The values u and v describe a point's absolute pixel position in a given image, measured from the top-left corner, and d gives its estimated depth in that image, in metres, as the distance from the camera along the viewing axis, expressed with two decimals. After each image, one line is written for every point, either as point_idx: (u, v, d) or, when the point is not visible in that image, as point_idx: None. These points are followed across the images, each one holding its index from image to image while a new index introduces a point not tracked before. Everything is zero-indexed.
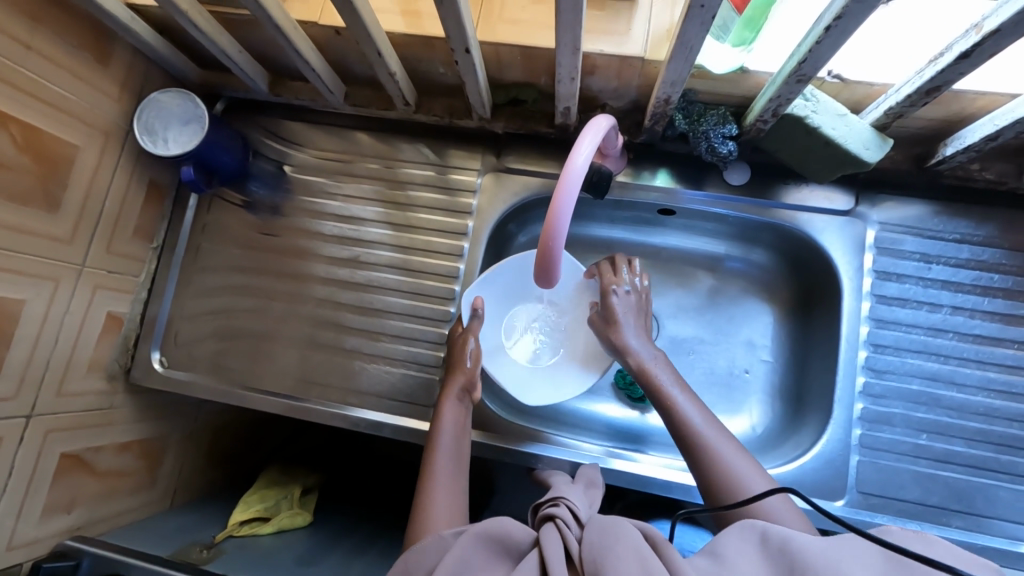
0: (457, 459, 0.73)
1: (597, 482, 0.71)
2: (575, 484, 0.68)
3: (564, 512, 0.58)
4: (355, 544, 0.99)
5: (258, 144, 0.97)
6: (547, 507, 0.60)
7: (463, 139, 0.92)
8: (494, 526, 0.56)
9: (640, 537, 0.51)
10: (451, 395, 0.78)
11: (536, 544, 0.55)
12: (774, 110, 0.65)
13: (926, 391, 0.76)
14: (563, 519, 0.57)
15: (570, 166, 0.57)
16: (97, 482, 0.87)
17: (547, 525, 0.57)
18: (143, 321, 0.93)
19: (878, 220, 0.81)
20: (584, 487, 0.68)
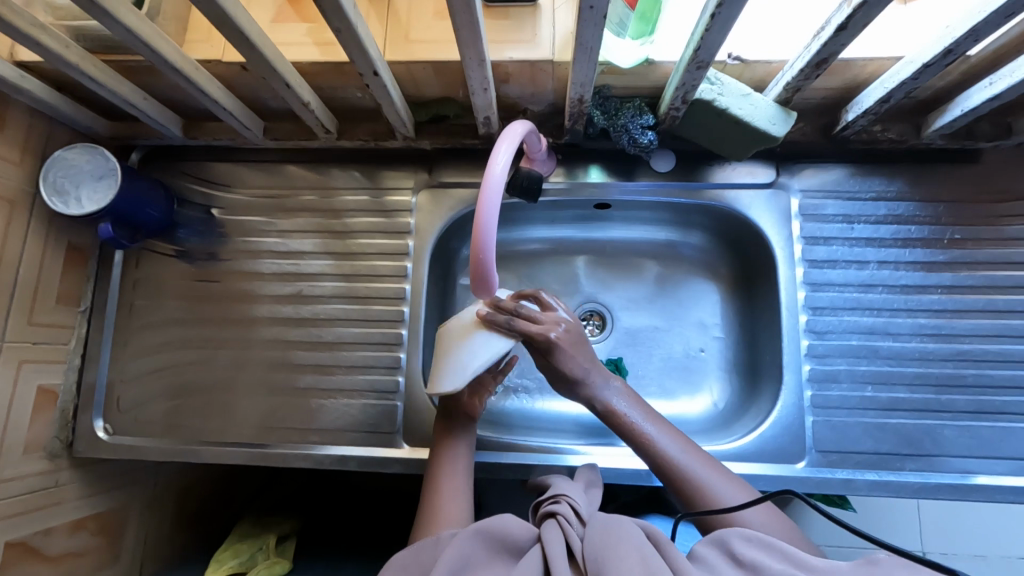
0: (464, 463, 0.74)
1: (597, 482, 0.72)
2: (575, 483, 0.69)
3: (565, 509, 0.61)
4: None
5: (181, 190, 0.93)
6: (549, 504, 0.63)
7: (392, 160, 0.92)
8: (493, 523, 0.60)
9: (641, 534, 0.56)
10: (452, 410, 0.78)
11: (540, 541, 0.58)
12: (683, 98, 0.67)
13: (866, 345, 0.80)
14: (564, 516, 0.60)
15: (490, 173, 0.58)
16: (50, 568, 0.82)
17: (548, 522, 0.60)
18: (80, 390, 0.88)
19: (799, 189, 0.85)
20: (584, 487, 0.69)
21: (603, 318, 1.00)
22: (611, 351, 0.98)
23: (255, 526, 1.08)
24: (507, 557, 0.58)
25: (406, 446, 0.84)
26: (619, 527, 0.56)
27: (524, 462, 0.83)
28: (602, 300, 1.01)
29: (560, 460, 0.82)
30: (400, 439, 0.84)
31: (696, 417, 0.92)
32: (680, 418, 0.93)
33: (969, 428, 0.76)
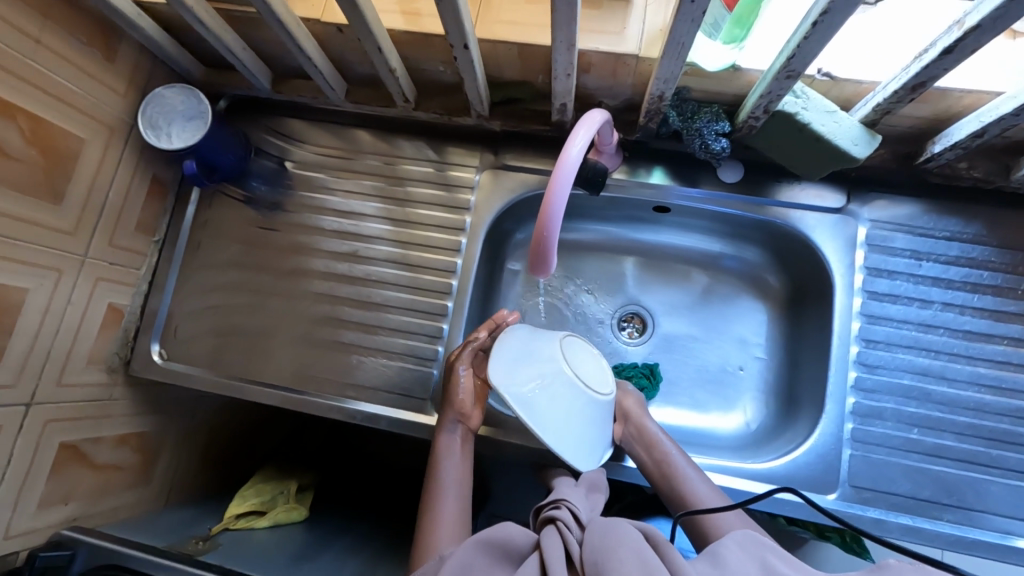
0: (464, 476, 0.77)
1: (601, 486, 0.72)
2: (576, 487, 0.71)
3: (566, 514, 0.64)
4: (349, 544, 0.99)
5: (259, 140, 0.98)
6: (550, 509, 0.66)
7: (461, 138, 0.94)
8: (495, 531, 0.63)
9: (640, 536, 0.58)
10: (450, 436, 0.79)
11: (539, 546, 0.61)
12: (765, 108, 0.67)
13: (917, 386, 0.77)
14: (564, 522, 0.63)
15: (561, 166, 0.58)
16: (93, 474, 0.88)
17: (548, 527, 0.63)
18: (143, 315, 0.93)
19: (869, 218, 0.82)
20: (587, 492, 0.70)
21: (643, 321, 1.00)
22: (647, 355, 0.98)
23: (278, 472, 1.12)
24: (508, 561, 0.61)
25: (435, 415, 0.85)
26: (620, 530, 0.58)
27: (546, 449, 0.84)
28: (643, 303, 1.01)
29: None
30: (430, 407, 0.86)
31: (725, 433, 0.91)
32: (708, 433, 0.92)
33: (1018, 488, 0.73)
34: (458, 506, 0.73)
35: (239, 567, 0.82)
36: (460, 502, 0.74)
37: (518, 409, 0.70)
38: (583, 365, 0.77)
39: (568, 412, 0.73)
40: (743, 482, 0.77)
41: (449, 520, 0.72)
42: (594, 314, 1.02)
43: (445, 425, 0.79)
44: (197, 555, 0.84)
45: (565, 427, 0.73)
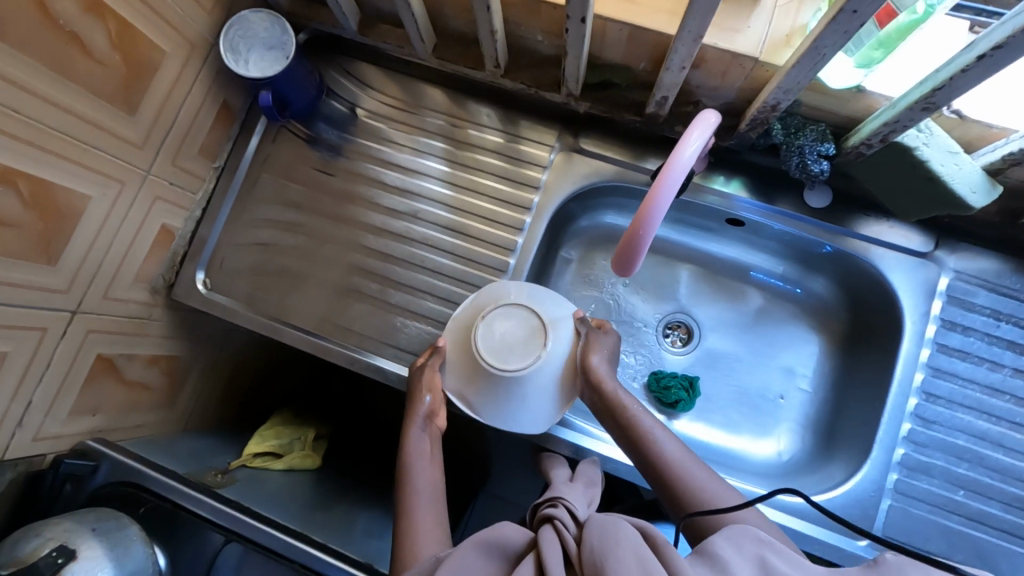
0: (434, 479, 0.76)
1: (597, 480, 0.77)
2: (572, 484, 0.74)
3: (564, 515, 0.65)
4: (359, 501, 1.00)
5: (332, 82, 0.95)
6: (548, 508, 0.67)
7: (538, 113, 0.91)
8: (492, 532, 0.63)
9: (636, 535, 0.56)
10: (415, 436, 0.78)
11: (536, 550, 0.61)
12: (884, 136, 0.63)
13: (970, 448, 0.75)
14: (562, 521, 0.64)
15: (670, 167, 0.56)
16: (123, 389, 0.88)
17: (546, 528, 0.63)
18: (192, 241, 0.92)
19: (954, 268, 0.79)
20: (584, 489, 0.73)
21: (690, 332, 0.98)
22: (688, 366, 0.96)
23: (296, 417, 1.12)
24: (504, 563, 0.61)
25: None
26: (615, 530, 0.56)
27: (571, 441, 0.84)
28: (692, 313, 0.98)
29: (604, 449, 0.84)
30: None
31: (756, 459, 0.90)
32: (738, 455, 0.90)
33: None
34: (432, 510, 0.72)
35: (256, 507, 0.83)
36: (434, 505, 0.73)
37: (464, 409, 0.82)
38: (504, 339, 0.80)
39: (495, 391, 0.80)
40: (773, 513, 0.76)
41: (425, 523, 0.70)
42: (640, 316, 0.99)
43: (415, 432, 0.78)
44: (217, 487, 0.84)
45: (498, 401, 0.80)
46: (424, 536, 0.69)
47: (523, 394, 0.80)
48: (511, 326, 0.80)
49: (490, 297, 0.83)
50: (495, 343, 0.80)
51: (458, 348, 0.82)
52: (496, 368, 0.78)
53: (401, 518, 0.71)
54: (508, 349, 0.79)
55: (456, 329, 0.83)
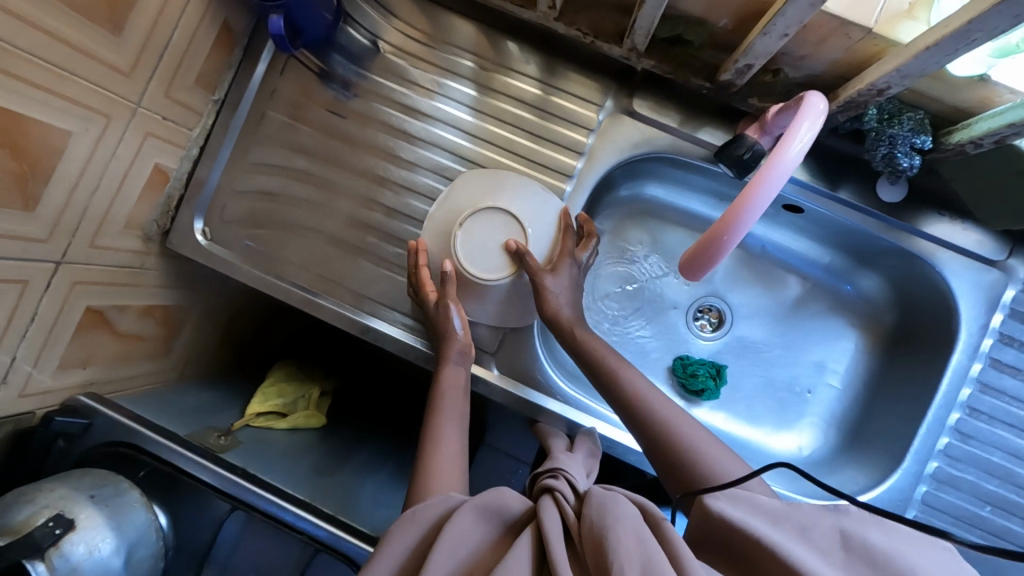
0: (457, 431, 0.69)
1: (597, 453, 0.73)
2: (571, 455, 0.70)
3: (563, 487, 0.61)
4: (366, 463, 0.98)
5: (351, 7, 0.82)
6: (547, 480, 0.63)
7: (588, 65, 0.79)
8: (490, 498, 0.58)
9: (636, 513, 0.53)
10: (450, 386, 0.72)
11: (535, 523, 0.56)
12: (1000, 138, 0.55)
13: (1004, 466, 0.73)
14: (561, 493, 0.60)
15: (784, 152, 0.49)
16: (116, 341, 0.82)
17: (545, 499, 0.59)
18: (188, 183, 0.82)
19: (1022, 279, 0.73)
20: (583, 460, 0.70)
21: (721, 317, 0.93)
22: (716, 353, 0.92)
23: (300, 371, 1.08)
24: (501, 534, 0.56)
25: (496, 371, 0.79)
26: (616, 506, 0.53)
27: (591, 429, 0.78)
28: (726, 299, 0.93)
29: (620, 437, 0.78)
30: (489, 360, 0.79)
31: (777, 453, 0.88)
32: (760, 448, 0.88)
33: None
34: (453, 461, 0.65)
35: (261, 474, 0.79)
36: (455, 456, 0.66)
37: None
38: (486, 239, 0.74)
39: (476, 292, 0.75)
40: None
41: (446, 472, 0.63)
42: (671, 296, 0.94)
43: (450, 375, 0.72)
44: (219, 452, 0.80)
45: (482, 302, 0.76)
46: (445, 483, 0.62)
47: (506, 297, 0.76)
48: (493, 229, 0.74)
49: (468, 200, 0.75)
50: (477, 243, 0.74)
51: (439, 245, 0.76)
52: (476, 276, 0.74)
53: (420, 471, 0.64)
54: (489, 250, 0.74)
55: (434, 235, 0.76)
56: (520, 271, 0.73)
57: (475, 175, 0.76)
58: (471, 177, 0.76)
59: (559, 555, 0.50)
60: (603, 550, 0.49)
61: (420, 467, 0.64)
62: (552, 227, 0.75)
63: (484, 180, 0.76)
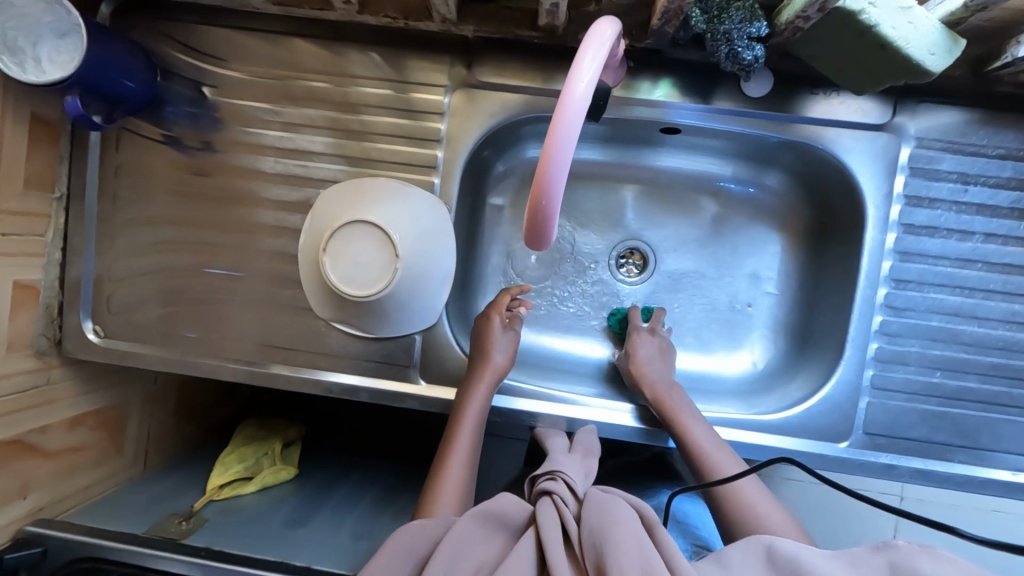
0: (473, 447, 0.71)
1: (594, 450, 0.70)
2: (570, 453, 0.68)
3: (561, 488, 0.61)
4: (348, 493, 0.98)
5: (167, 60, 0.77)
6: (544, 480, 0.63)
7: (422, 45, 0.74)
8: (493, 504, 0.60)
9: (634, 516, 0.55)
10: (473, 405, 0.71)
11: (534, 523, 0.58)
12: (821, 5, 0.51)
13: (946, 327, 0.71)
14: (559, 496, 0.61)
15: (555, 135, 0.44)
16: (49, 462, 0.80)
17: (543, 500, 0.60)
18: (64, 286, 0.79)
19: (915, 135, 0.70)
20: (580, 458, 0.68)
21: (645, 258, 0.89)
22: (649, 294, 0.89)
23: (261, 428, 1.06)
24: (496, 533, 0.58)
25: (423, 382, 0.77)
26: (614, 508, 0.55)
27: (529, 412, 0.76)
28: (645, 238, 0.89)
29: (565, 411, 0.75)
30: (415, 374, 0.77)
31: (731, 376, 0.86)
32: (714, 376, 0.86)
33: None
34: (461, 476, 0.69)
35: (228, 547, 0.78)
36: (465, 473, 0.69)
37: (358, 333, 0.76)
38: (359, 254, 0.68)
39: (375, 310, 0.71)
40: (755, 436, 0.72)
41: (450, 490, 0.67)
42: (589, 251, 0.90)
43: (481, 398, 0.71)
44: (182, 538, 0.78)
45: (387, 317, 0.72)
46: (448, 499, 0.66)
47: (411, 303, 0.72)
48: (359, 246, 0.68)
49: (328, 220, 0.71)
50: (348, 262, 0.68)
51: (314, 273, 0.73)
52: (357, 296, 0.68)
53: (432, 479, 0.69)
54: (363, 266, 0.68)
55: (309, 264, 0.72)
56: (396, 271, 0.68)
57: (331, 190, 0.74)
58: (328, 192, 0.74)
59: (557, 556, 0.52)
60: (601, 553, 0.51)
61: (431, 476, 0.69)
62: (415, 218, 0.71)
63: (345, 190, 0.73)
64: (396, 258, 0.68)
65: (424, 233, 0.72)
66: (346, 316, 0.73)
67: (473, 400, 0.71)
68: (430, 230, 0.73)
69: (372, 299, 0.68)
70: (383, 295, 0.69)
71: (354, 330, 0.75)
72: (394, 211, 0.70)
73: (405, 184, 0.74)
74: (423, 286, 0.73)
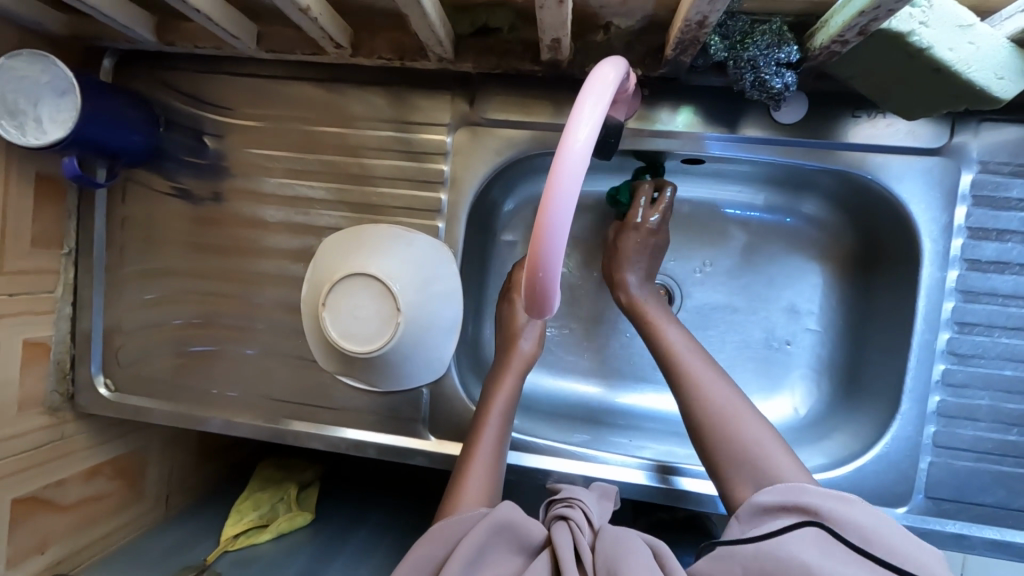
0: (500, 438, 0.64)
1: (611, 493, 0.62)
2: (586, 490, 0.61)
3: (578, 514, 0.54)
4: (371, 530, 0.92)
5: (168, 111, 0.77)
6: (560, 507, 0.56)
7: (423, 82, 0.70)
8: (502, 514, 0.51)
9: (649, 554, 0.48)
10: (502, 396, 0.67)
11: (549, 544, 0.51)
12: (862, 28, 0.44)
13: (1021, 377, 0.62)
14: (575, 521, 0.53)
15: (547, 204, 0.38)
16: (68, 515, 0.78)
17: (558, 525, 0.53)
18: (75, 340, 0.80)
19: (979, 159, 0.61)
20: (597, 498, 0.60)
21: (671, 293, 0.81)
22: None
23: (278, 469, 0.99)
24: (513, 551, 0.51)
25: (433, 438, 0.73)
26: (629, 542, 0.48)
27: (543, 469, 0.70)
28: (671, 272, 0.81)
29: (586, 470, 0.69)
30: (424, 428, 0.73)
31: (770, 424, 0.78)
32: None
33: None
34: (488, 467, 0.62)
35: None
36: (491, 467, 0.62)
37: (364, 387, 0.71)
38: (359, 306, 0.63)
39: (380, 369, 0.67)
40: None
41: (475, 483, 0.60)
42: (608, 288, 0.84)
43: (510, 384, 0.68)
44: None
45: (392, 372, 0.68)
46: (474, 492, 0.59)
47: (417, 357, 0.68)
48: (357, 299, 0.63)
49: (325, 273, 0.67)
50: (346, 315, 0.63)
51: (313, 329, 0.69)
52: (358, 352, 0.63)
53: (455, 473, 0.62)
54: (361, 322, 0.63)
55: (307, 316, 0.68)
56: (398, 328, 0.63)
57: (332, 238, 0.71)
58: (329, 240, 0.71)
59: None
60: None
61: (455, 471, 0.62)
62: (417, 265, 0.67)
63: (349, 238, 0.69)
64: (398, 311, 0.63)
65: (429, 280, 0.67)
66: (347, 371, 0.69)
67: (500, 393, 0.67)
68: (433, 274, 0.68)
69: (374, 354, 0.63)
70: (386, 352, 0.64)
71: (358, 384, 0.71)
72: (395, 260, 0.66)
73: (407, 229, 0.70)
74: (432, 338, 0.68)
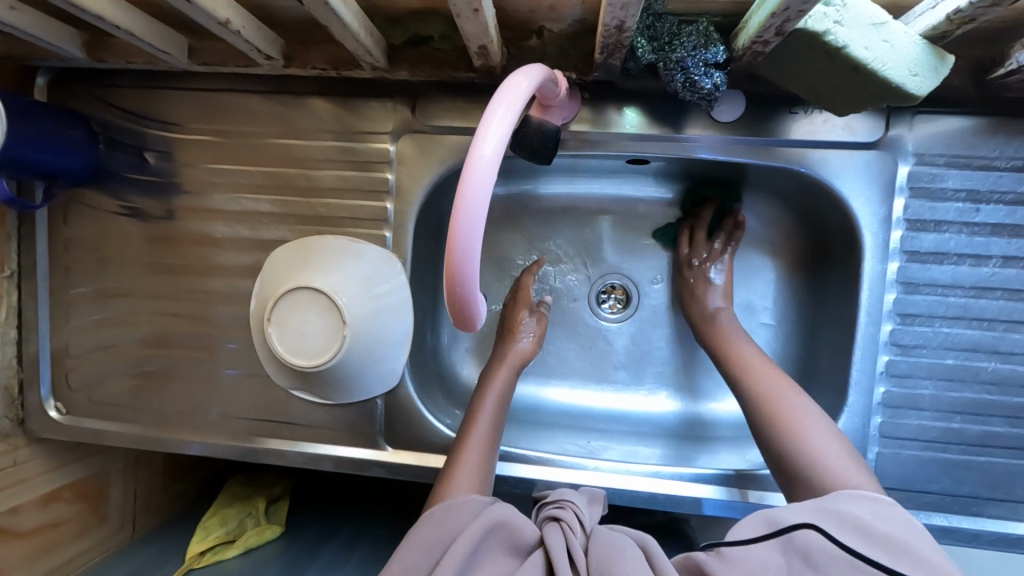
0: (495, 424, 0.64)
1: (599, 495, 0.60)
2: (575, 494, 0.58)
3: (570, 515, 0.52)
4: (342, 540, 0.92)
5: (106, 128, 0.75)
6: (551, 508, 0.54)
7: (365, 91, 0.69)
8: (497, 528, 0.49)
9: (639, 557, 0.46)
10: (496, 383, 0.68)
11: (542, 545, 0.49)
12: (778, 29, 0.44)
13: (963, 366, 0.63)
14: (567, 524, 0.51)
15: (460, 218, 0.37)
16: (24, 542, 0.77)
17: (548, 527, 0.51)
18: (22, 363, 0.79)
19: (913, 151, 0.61)
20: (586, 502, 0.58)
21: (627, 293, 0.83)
22: (632, 332, 0.84)
23: (246, 484, 0.98)
24: (502, 552, 0.48)
25: (389, 448, 0.72)
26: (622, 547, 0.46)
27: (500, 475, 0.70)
28: (627, 273, 0.83)
29: (542, 475, 0.69)
30: (383, 439, 0.73)
31: (727, 421, 0.80)
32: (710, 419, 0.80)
33: None
34: (482, 449, 0.61)
35: None
36: (482, 451, 0.61)
37: (318, 400, 0.71)
38: (303, 321, 0.63)
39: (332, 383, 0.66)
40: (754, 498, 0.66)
41: (467, 468, 0.59)
42: (568, 291, 0.84)
43: (505, 375, 0.69)
44: None
45: (343, 385, 0.67)
46: (466, 476, 0.58)
47: (368, 369, 0.67)
48: (301, 313, 0.63)
49: (270, 288, 0.67)
50: (293, 328, 0.63)
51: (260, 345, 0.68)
52: (304, 367, 0.62)
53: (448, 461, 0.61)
54: (306, 336, 0.63)
55: (254, 332, 0.68)
56: (344, 342, 0.62)
57: (279, 252, 0.70)
58: (275, 254, 0.70)
59: None
60: None
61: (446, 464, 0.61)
62: (361, 276, 0.66)
63: (297, 251, 0.68)
64: (344, 324, 0.62)
65: (377, 290, 0.66)
66: (298, 386, 0.68)
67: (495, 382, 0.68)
68: (380, 284, 0.67)
69: (322, 369, 0.63)
70: (333, 366, 0.63)
71: (310, 398, 0.70)
72: (340, 272, 0.65)
73: (354, 240, 0.69)
74: (382, 350, 0.67)
